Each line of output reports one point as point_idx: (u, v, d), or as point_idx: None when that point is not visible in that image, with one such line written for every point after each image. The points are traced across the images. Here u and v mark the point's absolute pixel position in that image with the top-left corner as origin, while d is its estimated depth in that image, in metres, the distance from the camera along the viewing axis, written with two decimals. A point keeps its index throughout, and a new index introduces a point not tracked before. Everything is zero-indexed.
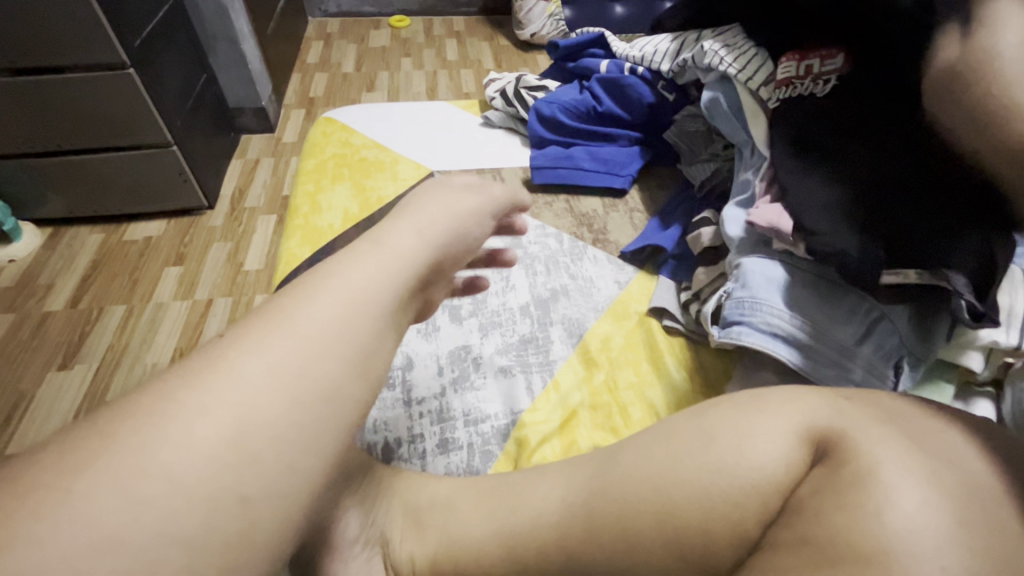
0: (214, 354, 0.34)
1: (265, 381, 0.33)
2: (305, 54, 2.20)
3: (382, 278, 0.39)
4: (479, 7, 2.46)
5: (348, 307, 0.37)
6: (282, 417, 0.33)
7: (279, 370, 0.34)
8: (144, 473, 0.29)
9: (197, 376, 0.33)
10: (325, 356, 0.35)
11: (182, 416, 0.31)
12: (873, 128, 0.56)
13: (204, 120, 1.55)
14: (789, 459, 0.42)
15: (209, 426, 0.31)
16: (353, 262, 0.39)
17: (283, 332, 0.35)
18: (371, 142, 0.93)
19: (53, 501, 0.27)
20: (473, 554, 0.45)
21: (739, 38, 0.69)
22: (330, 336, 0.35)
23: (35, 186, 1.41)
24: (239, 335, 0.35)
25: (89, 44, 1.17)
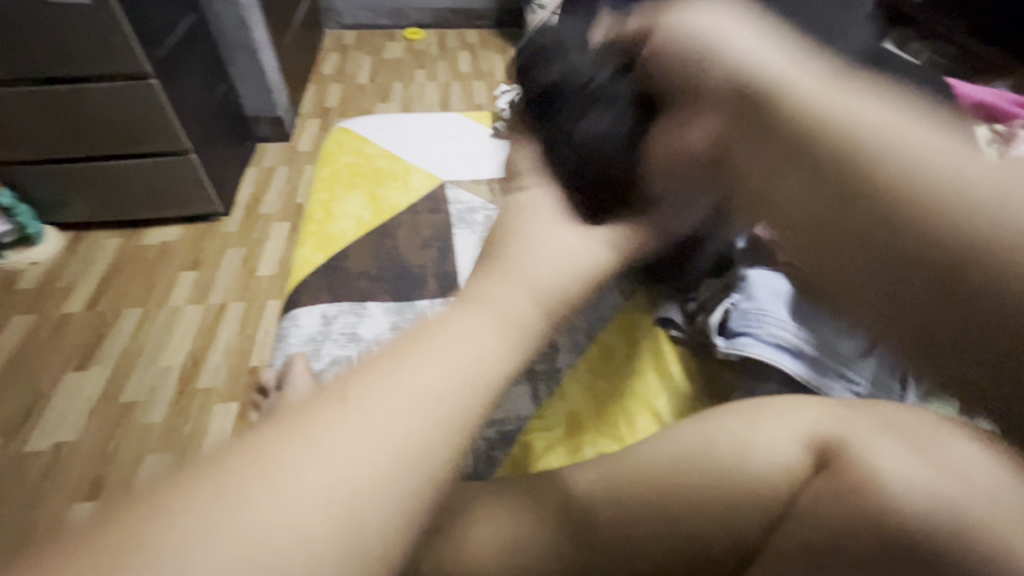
0: (322, 405, 0.31)
1: (377, 447, 0.29)
2: (321, 66, 2.26)
3: (488, 351, 0.35)
4: (492, 21, 2.50)
5: (457, 379, 0.33)
6: (387, 493, 0.28)
7: (388, 436, 0.30)
8: (250, 539, 0.26)
9: (304, 429, 0.29)
10: (431, 429, 0.31)
11: (292, 473, 0.28)
12: None
13: (222, 128, 1.59)
14: (791, 467, 0.43)
15: (318, 490, 0.27)
16: (458, 327, 0.36)
17: (389, 393, 0.31)
18: (384, 152, 0.95)
19: (151, 560, 0.24)
20: (475, 561, 0.43)
21: None
22: (441, 406, 0.32)
23: (59, 191, 1.45)
24: (352, 387, 0.32)
25: (114, 55, 1.21)
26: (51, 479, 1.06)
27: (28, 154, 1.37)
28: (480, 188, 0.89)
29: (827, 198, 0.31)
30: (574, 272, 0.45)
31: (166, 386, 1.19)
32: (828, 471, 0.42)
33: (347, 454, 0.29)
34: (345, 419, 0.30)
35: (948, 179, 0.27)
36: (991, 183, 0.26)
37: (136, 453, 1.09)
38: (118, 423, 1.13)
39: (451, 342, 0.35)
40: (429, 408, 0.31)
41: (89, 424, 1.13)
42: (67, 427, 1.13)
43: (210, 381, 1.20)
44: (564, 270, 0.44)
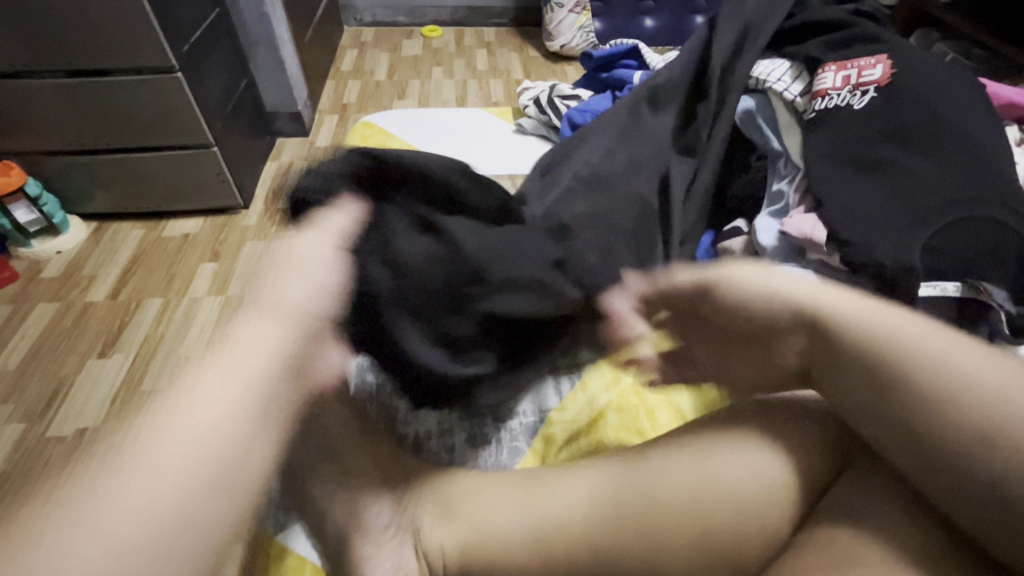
0: (85, 468, 0.32)
1: (151, 498, 0.32)
2: (340, 62, 2.27)
3: (253, 380, 0.37)
4: (510, 19, 2.50)
5: (224, 413, 0.35)
6: (170, 534, 0.32)
7: (157, 489, 0.32)
8: None
9: (66, 497, 0.31)
10: (207, 464, 0.34)
11: (63, 544, 0.30)
12: (921, 135, 0.58)
13: (243, 123, 1.61)
14: (819, 464, 0.46)
15: (95, 550, 0.30)
16: (214, 368, 0.37)
17: (157, 448, 0.33)
18: (406, 146, 0.96)
19: None
20: (503, 547, 0.45)
21: (778, 59, 0.72)
22: (216, 442, 0.34)
23: (84, 182, 1.48)
24: (117, 446, 0.33)
25: (141, 49, 1.24)
26: None
27: (55, 145, 1.40)
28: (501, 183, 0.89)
29: (884, 412, 0.42)
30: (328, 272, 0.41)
31: None
32: (853, 472, 0.45)
33: (142, 494, 0.32)
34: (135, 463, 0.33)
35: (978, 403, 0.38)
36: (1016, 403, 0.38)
37: None
38: None
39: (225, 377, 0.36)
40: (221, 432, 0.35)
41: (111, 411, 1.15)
42: (90, 413, 1.15)
43: None
44: (308, 289, 0.40)
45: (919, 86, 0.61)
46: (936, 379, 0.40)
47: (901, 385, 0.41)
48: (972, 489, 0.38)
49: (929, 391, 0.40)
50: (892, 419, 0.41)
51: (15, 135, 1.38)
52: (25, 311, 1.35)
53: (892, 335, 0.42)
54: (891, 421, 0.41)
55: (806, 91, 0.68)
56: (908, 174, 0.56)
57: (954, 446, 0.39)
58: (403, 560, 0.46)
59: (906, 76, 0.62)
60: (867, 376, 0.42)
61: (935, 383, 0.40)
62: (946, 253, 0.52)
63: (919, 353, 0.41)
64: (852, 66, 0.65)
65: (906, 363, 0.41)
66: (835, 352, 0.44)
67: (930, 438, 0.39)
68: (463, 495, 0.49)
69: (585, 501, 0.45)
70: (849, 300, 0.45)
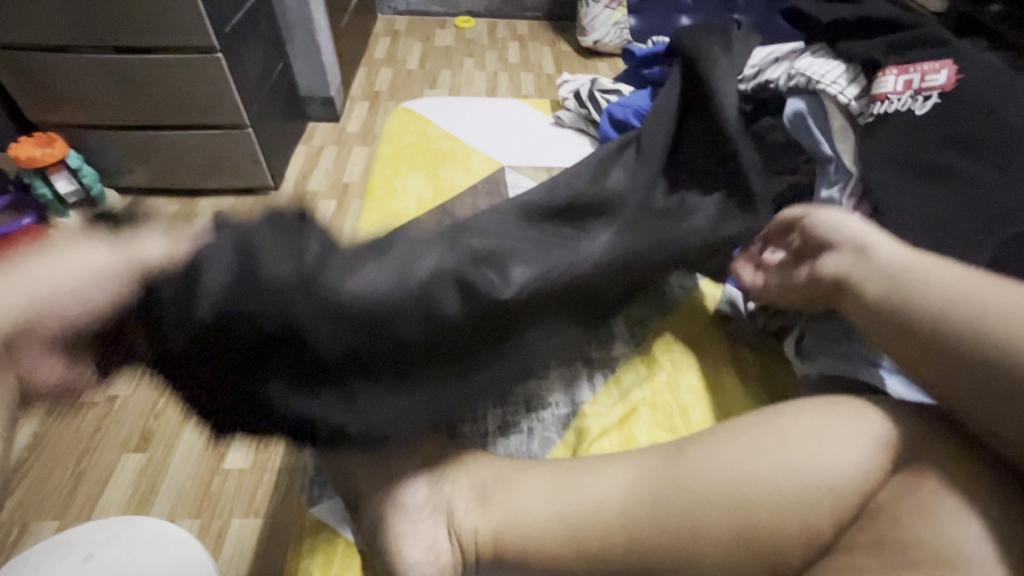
0: None
1: None
2: (373, 50, 2.28)
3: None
4: (543, 12, 2.49)
5: None
6: None
7: None
8: None
9: None
10: None
11: None
12: (990, 143, 0.56)
13: (277, 106, 1.63)
14: (870, 468, 0.45)
15: None
16: None
17: None
18: (446, 134, 0.97)
19: None
20: (537, 531, 0.45)
21: (830, 59, 0.70)
22: None
23: (120, 157, 1.50)
24: None
25: (184, 29, 1.26)
26: (104, 430, 1.10)
27: (97, 119, 1.42)
28: (539, 175, 0.89)
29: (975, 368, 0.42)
30: (99, 275, 0.41)
31: None
32: (902, 478, 0.44)
33: None
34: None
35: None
36: None
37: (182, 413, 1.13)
38: None
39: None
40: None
41: None
42: None
43: None
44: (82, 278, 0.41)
45: (986, 93, 0.59)
46: (928, 288, 0.46)
47: (897, 299, 0.47)
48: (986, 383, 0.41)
49: (921, 297, 0.46)
50: (893, 316, 0.47)
51: (58, 108, 1.40)
52: None
53: (900, 262, 0.49)
54: (891, 326, 0.48)
55: (863, 94, 0.65)
56: (972, 185, 0.55)
57: (951, 338, 0.44)
58: (436, 541, 0.47)
59: (973, 83, 0.60)
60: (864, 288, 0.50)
61: (929, 291, 0.46)
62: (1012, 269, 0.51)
63: (909, 272, 0.48)
64: (915, 70, 0.63)
65: (907, 277, 0.48)
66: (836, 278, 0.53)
67: (927, 336, 0.45)
68: (498, 482, 0.49)
69: (621, 488, 0.46)
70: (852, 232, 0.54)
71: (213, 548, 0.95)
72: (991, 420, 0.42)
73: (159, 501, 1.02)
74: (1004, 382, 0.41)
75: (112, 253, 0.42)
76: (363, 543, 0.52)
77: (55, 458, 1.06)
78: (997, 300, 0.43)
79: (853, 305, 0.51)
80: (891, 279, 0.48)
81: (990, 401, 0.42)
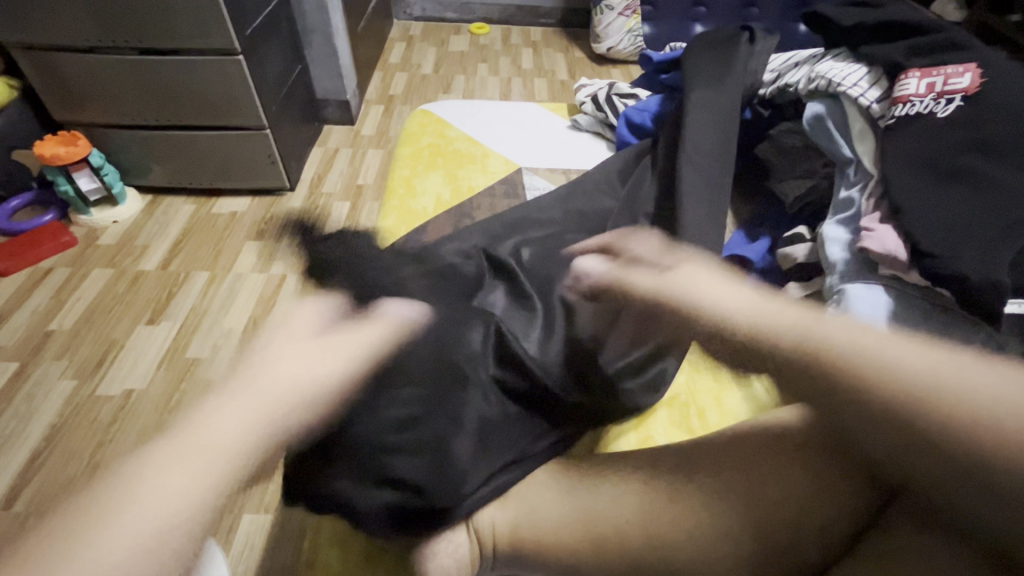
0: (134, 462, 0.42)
1: (158, 500, 0.39)
2: (388, 54, 2.31)
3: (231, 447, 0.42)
4: (556, 19, 2.51)
5: (226, 451, 0.42)
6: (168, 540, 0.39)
7: (161, 512, 0.39)
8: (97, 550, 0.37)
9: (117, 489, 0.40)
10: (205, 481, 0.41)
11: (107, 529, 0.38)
12: (1013, 148, 0.56)
13: (294, 108, 1.66)
14: (866, 496, 0.47)
15: (122, 545, 0.37)
16: (215, 423, 0.43)
17: (180, 464, 0.41)
18: (463, 136, 0.98)
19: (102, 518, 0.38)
20: (553, 536, 0.46)
21: (853, 63, 0.70)
22: (197, 474, 0.41)
23: (141, 157, 1.53)
24: (158, 451, 0.42)
25: (206, 32, 1.29)
26: (119, 423, 1.12)
27: (119, 119, 1.45)
28: (556, 178, 0.90)
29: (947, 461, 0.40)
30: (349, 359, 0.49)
31: (229, 346, 1.25)
32: (900, 509, 0.45)
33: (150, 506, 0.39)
34: (102, 531, 0.38)
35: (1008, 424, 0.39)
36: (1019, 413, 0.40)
37: None
38: (182, 377, 1.19)
39: (209, 430, 0.43)
40: (177, 503, 0.39)
41: (157, 375, 1.20)
42: (137, 375, 1.20)
43: None
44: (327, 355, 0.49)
45: (1009, 99, 0.59)
46: (898, 378, 0.42)
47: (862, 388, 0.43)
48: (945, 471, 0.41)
49: (892, 387, 0.42)
50: (865, 404, 0.43)
51: (82, 108, 1.43)
52: (81, 274, 1.41)
53: (856, 343, 0.45)
54: (860, 415, 0.43)
55: (884, 96, 0.66)
56: (996, 187, 0.55)
57: (932, 428, 0.41)
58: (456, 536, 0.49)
59: (995, 88, 0.60)
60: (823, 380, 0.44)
61: (899, 380, 0.42)
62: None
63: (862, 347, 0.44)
64: (938, 74, 0.63)
65: (877, 365, 0.43)
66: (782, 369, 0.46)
67: (909, 431, 0.41)
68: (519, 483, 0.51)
69: (636, 506, 0.46)
70: (782, 316, 0.49)
71: (225, 540, 0.95)
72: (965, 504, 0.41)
73: None
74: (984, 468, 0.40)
75: (344, 339, 0.50)
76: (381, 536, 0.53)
77: (70, 450, 1.08)
78: (976, 383, 0.41)
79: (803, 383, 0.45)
80: (856, 371, 0.43)
81: (963, 488, 0.41)
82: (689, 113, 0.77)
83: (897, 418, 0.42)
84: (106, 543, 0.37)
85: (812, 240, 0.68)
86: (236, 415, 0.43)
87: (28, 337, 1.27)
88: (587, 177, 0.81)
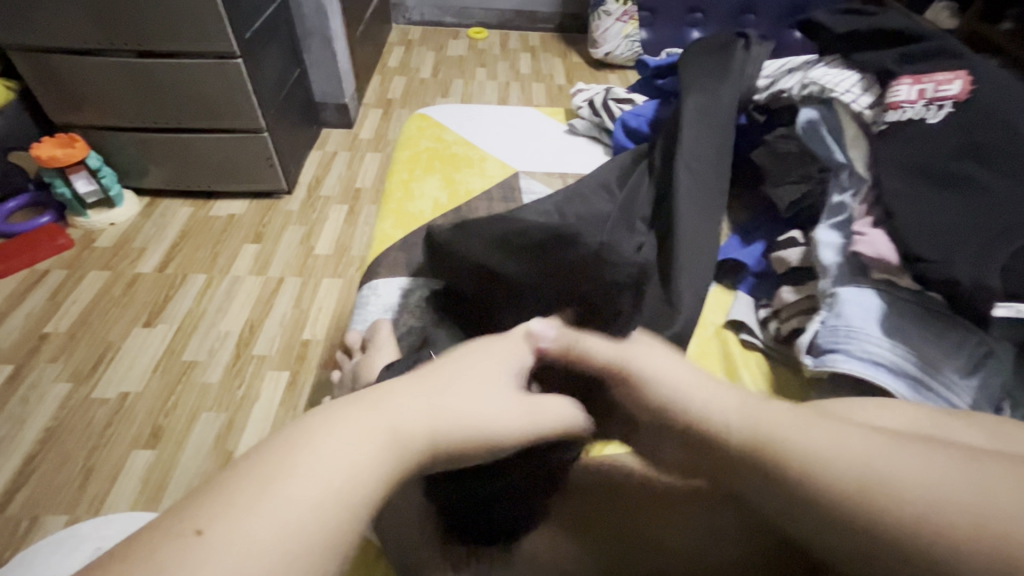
0: (299, 434, 0.33)
1: (317, 483, 0.30)
2: (387, 58, 2.32)
3: (406, 440, 0.34)
4: (555, 24, 2.52)
5: (376, 446, 0.33)
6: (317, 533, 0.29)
7: (327, 492, 0.30)
8: (246, 529, 0.28)
9: (271, 466, 0.31)
10: (373, 473, 0.32)
11: (250, 514, 0.28)
12: (1003, 153, 0.57)
13: (293, 111, 1.66)
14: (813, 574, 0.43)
15: (267, 529, 0.28)
16: (392, 398, 0.36)
17: (332, 448, 0.32)
18: (461, 139, 0.98)
19: (245, 495, 0.29)
20: None
21: (846, 69, 0.71)
22: (361, 469, 0.32)
23: (139, 159, 1.53)
24: (323, 422, 0.34)
25: (205, 35, 1.29)
26: (114, 426, 1.11)
27: (117, 121, 1.45)
28: (553, 182, 0.91)
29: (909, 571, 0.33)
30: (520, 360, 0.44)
31: (225, 349, 1.25)
32: None
33: (308, 484, 0.30)
34: (266, 498, 0.29)
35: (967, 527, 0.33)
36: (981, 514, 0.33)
37: (192, 411, 1.14)
38: (179, 379, 1.19)
39: (376, 417, 0.34)
40: (373, 452, 0.33)
41: (153, 378, 1.19)
42: (133, 378, 1.19)
43: (265, 348, 1.26)
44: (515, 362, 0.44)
45: (999, 105, 0.60)
46: (849, 474, 0.36)
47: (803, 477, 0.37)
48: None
49: (846, 482, 0.36)
50: (805, 498, 0.37)
51: (80, 110, 1.43)
52: (78, 276, 1.41)
53: (787, 426, 0.39)
54: (801, 514, 0.37)
55: (876, 103, 0.67)
56: (986, 192, 0.55)
57: (888, 532, 0.34)
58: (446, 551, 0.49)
59: (985, 95, 0.61)
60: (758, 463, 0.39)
61: (852, 470, 0.36)
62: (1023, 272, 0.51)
63: (791, 432, 0.39)
64: (928, 81, 0.64)
65: (817, 458, 0.37)
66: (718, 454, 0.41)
67: (849, 532, 0.35)
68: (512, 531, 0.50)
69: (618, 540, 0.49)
70: (721, 396, 0.42)
71: None
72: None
73: (167, 496, 1.02)
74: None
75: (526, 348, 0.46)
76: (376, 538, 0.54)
77: (65, 453, 1.07)
78: (928, 474, 0.35)
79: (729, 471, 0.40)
80: (800, 465, 0.37)
81: None
82: (684, 117, 0.77)
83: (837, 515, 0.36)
84: (261, 513, 0.28)
85: (804, 244, 0.69)
86: (419, 411, 0.35)
87: (24, 340, 1.27)
88: (586, 179, 0.82)
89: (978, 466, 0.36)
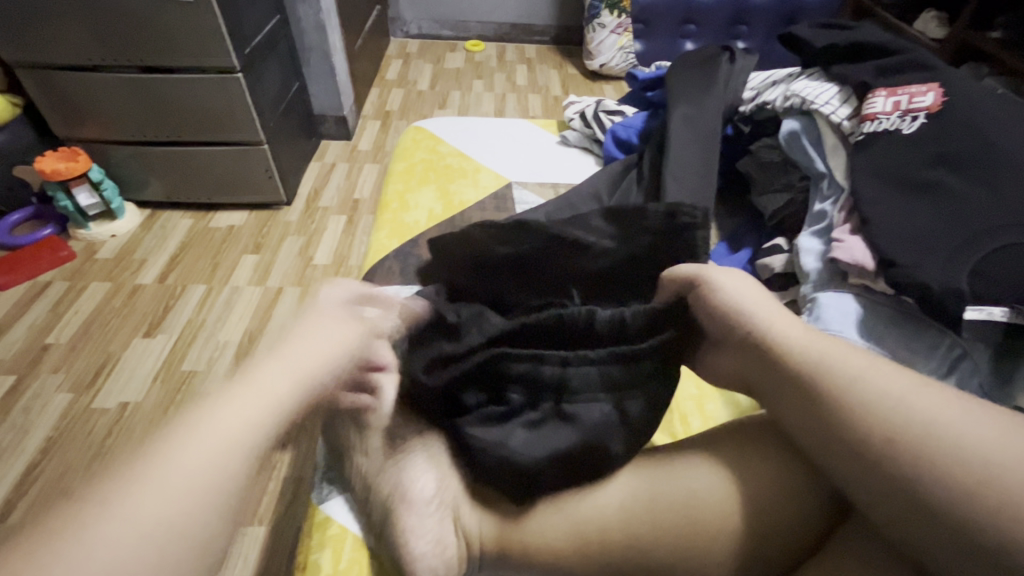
0: (143, 451, 0.39)
1: (180, 482, 0.37)
2: (385, 72, 2.35)
3: (251, 423, 0.42)
4: (551, 37, 2.57)
5: (235, 434, 0.41)
6: (192, 511, 0.37)
7: (184, 479, 0.37)
8: (110, 532, 0.34)
9: (125, 478, 0.37)
10: (230, 459, 0.40)
11: (110, 520, 0.35)
12: (974, 162, 0.59)
13: (292, 123, 1.69)
14: (808, 526, 0.48)
15: (139, 528, 0.35)
16: (235, 396, 0.43)
17: (191, 447, 0.39)
18: (455, 151, 1.01)
19: (95, 511, 0.35)
20: (551, 547, 0.49)
21: (825, 82, 0.74)
22: (219, 456, 0.39)
23: (141, 172, 1.56)
24: (168, 436, 0.40)
25: (206, 50, 1.32)
26: (114, 435, 1.13)
27: (119, 135, 1.48)
28: (545, 192, 0.93)
29: (918, 485, 0.39)
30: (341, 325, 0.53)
31: (224, 359, 1.27)
32: (835, 546, 0.46)
33: (165, 485, 0.37)
34: (145, 479, 0.37)
35: (985, 461, 0.38)
36: (1009, 462, 0.38)
37: None
38: (178, 389, 1.20)
39: (228, 396, 0.43)
40: (221, 446, 0.40)
41: (153, 388, 1.21)
42: (133, 388, 1.20)
43: None
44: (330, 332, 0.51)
45: (971, 114, 0.62)
46: (880, 400, 0.43)
47: (839, 398, 0.44)
48: (907, 495, 0.40)
49: (887, 419, 0.42)
50: (837, 416, 0.44)
51: (83, 124, 1.45)
52: (79, 288, 1.42)
53: (841, 359, 0.46)
54: (826, 428, 0.44)
55: (854, 114, 0.69)
56: (957, 199, 0.57)
57: (894, 457, 0.41)
58: (443, 535, 0.50)
59: (958, 105, 0.63)
60: (802, 379, 0.47)
61: (877, 400, 0.43)
62: (995, 277, 0.52)
63: (856, 373, 0.45)
64: (903, 93, 0.66)
65: (860, 380, 0.44)
66: (774, 369, 0.49)
67: (872, 444, 0.42)
68: (514, 524, 0.51)
69: (626, 502, 0.50)
70: (791, 322, 0.50)
71: None
72: (902, 534, 0.41)
73: None
74: (940, 509, 0.38)
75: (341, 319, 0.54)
76: (371, 539, 0.56)
77: (66, 462, 1.08)
78: (969, 423, 0.40)
79: (786, 388, 0.48)
80: (840, 384, 0.45)
81: (916, 517, 0.40)
82: (671, 127, 0.80)
83: (858, 432, 0.43)
84: (125, 516, 0.35)
85: (788, 252, 0.71)
86: (271, 379, 0.45)
87: (25, 350, 1.28)
88: (578, 188, 0.84)
89: (996, 418, 0.41)
